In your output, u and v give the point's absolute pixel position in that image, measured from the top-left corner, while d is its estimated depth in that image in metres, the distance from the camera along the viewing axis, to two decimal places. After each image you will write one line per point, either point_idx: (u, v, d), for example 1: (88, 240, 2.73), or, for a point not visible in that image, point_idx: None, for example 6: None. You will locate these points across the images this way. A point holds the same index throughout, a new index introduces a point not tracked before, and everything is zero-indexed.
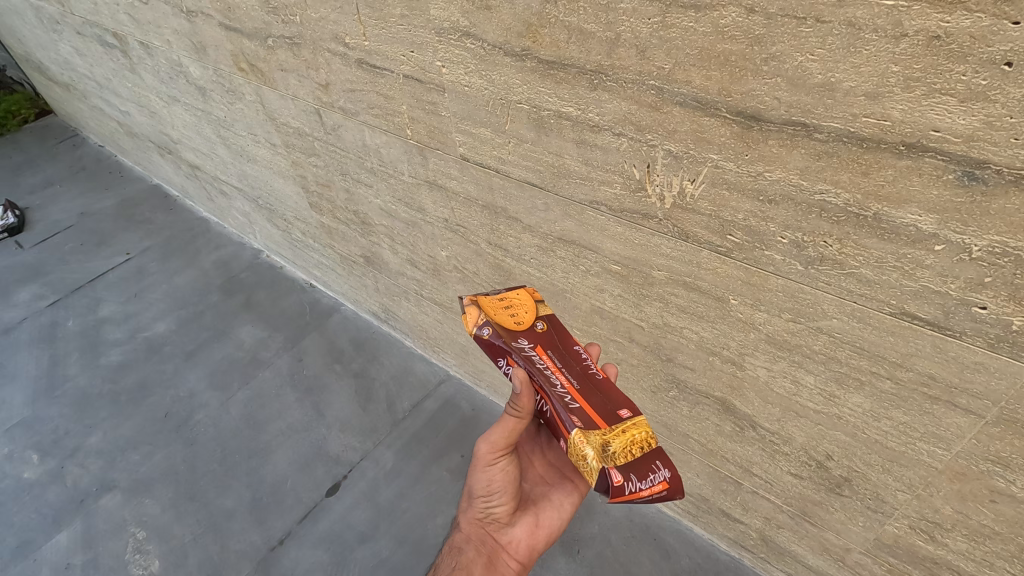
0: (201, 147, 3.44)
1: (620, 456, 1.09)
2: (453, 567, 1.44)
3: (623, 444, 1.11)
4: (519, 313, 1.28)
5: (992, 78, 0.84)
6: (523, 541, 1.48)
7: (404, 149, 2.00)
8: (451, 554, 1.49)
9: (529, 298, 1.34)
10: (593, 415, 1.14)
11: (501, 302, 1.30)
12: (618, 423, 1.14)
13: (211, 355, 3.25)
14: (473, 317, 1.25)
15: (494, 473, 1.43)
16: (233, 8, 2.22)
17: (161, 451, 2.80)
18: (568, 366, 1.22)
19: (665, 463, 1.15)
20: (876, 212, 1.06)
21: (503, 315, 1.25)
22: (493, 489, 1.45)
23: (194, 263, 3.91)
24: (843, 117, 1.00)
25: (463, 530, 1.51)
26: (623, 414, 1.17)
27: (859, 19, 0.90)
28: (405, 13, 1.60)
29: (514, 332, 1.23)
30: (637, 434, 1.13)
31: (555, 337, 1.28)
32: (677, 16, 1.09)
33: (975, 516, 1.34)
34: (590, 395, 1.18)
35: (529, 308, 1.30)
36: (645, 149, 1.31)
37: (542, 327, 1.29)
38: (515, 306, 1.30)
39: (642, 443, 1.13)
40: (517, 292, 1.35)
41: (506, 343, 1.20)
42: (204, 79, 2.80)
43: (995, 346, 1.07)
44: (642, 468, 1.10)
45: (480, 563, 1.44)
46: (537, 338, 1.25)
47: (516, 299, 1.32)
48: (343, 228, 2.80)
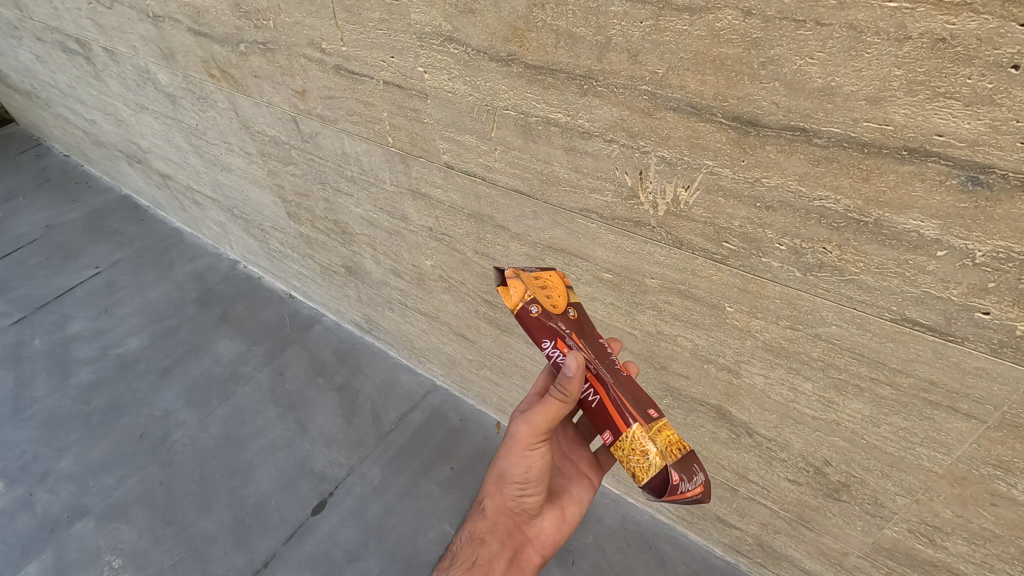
0: (173, 156, 3.32)
1: (671, 454, 1.07)
2: (477, 561, 1.32)
3: (667, 441, 1.10)
4: (555, 295, 1.17)
5: (998, 81, 0.82)
6: (548, 535, 1.43)
7: (385, 157, 1.94)
8: (472, 543, 1.36)
9: (559, 280, 1.23)
10: (640, 411, 1.11)
11: (537, 280, 1.18)
12: (659, 421, 1.12)
13: (188, 371, 3.14)
14: (515, 291, 1.13)
15: (532, 460, 1.33)
16: (202, 13, 2.13)
17: (136, 473, 2.68)
18: (604, 359, 1.17)
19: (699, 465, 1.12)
20: (877, 217, 1.04)
21: (544, 295, 1.15)
22: (528, 477, 1.36)
23: (167, 276, 3.78)
24: (843, 122, 0.97)
25: (487, 517, 1.38)
26: (656, 413, 1.14)
27: (861, 22, 0.88)
28: (385, 17, 1.54)
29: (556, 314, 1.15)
30: (675, 435, 1.12)
31: (589, 329, 1.20)
32: (671, 19, 1.06)
33: (975, 520, 1.32)
34: (630, 390, 1.14)
35: (563, 291, 1.19)
36: (637, 156, 1.28)
37: (575, 314, 1.19)
38: (553, 287, 1.19)
39: (680, 444, 1.12)
40: (547, 272, 1.23)
41: (557, 326, 1.12)
42: (173, 86, 2.70)
43: (997, 351, 1.05)
44: (686, 468, 1.08)
45: (507, 557, 1.34)
46: (574, 324, 1.17)
47: (548, 279, 1.21)
48: (323, 238, 2.72)
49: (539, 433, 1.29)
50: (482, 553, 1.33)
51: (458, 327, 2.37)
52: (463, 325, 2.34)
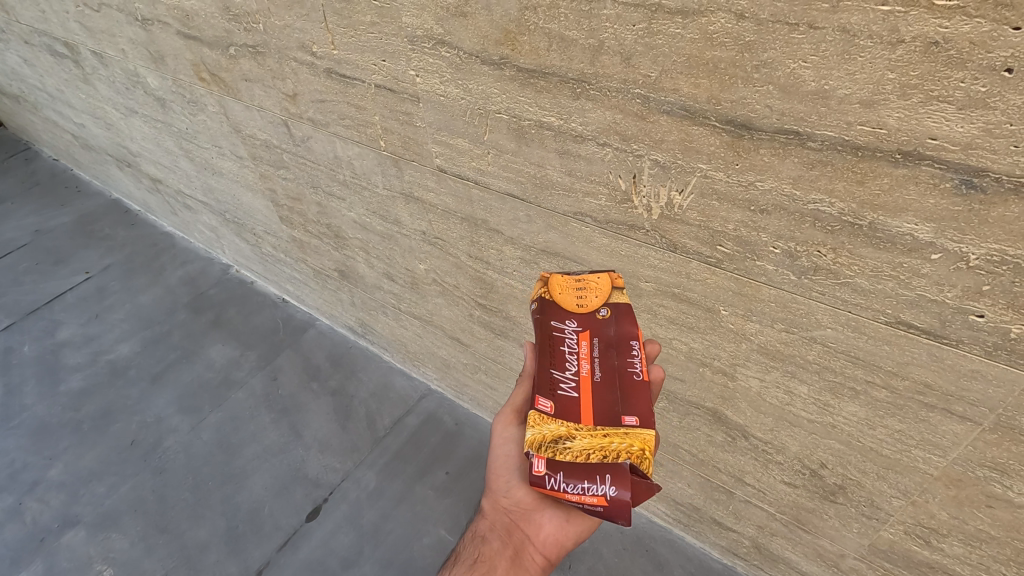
0: (163, 161, 3.29)
1: (568, 454, 1.01)
2: (478, 559, 1.33)
3: (588, 444, 1.01)
4: (587, 297, 1.22)
5: (991, 84, 0.82)
6: (551, 534, 1.27)
7: (378, 161, 1.93)
8: (477, 541, 1.37)
9: (609, 283, 1.25)
10: (583, 408, 1.07)
11: (576, 283, 1.26)
12: (607, 426, 1.04)
13: (180, 377, 3.11)
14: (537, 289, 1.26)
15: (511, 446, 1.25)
16: (191, 16, 2.11)
17: (128, 481, 2.65)
18: (603, 358, 1.13)
19: (616, 481, 0.98)
20: (872, 221, 1.03)
21: (566, 295, 1.23)
22: (510, 471, 1.29)
23: (158, 281, 3.74)
24: (837, 125, 0.97)
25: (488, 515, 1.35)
26: (625, 421, 1.04)
27: (854, 26, 0.88)
28: (376, 20, 1.53)
29: (563, 312, 1.20)
30: (614, 445, 1.01)
31: (617, 331, 1.17)
32: (663, 22, 1.05)
33: (971, 521, 1.32)
34: (604, 391, 1.09)
35: (602, 293, 1.23)
36: (631, 159, 1.27)
37: (604, 315, 1.20)
38: (589, 288, 1.24)
39: (610, 454, 1.00)
40: (600, 275, 1.28)
41: (545, 318, 1.19)
42: (163, 90, 2.67)
43: (993, 354, 1.04)
44: (588, 473, 1.00)
45: (506, 557, 1.30)
46: (588, 324, 1.18)
47: (594, 282, 1.26)
48: (316, 242, 2.70)
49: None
50: (482, 552, 1.34)
51: (453, 331, 2.36)
52: (458, 329, 2.33)
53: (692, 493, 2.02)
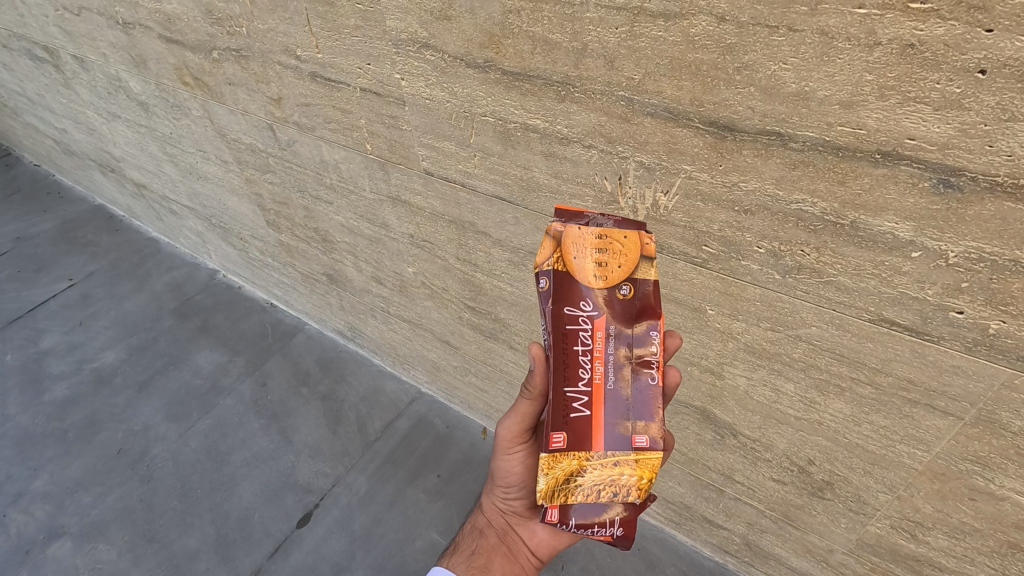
0: (147, 165, 3.26)
1: (580, 492, 1.01)
2: (475, 550, 1.37)
3: (598, 480, 1.00)
4: (607, 268, 0.99)
5: (966, 86, 0.84)
6: (546, 536, 1.30)
7: (364, 164, 1.92)
8: (476, 532, 1.41)
9: (638, 246, 1.00)
10: (595, 433, 1.00)
11: (593, 240, 1.00)
12: (617, 454, 0.99)
13: (167, 384, 3.07)
14: (547, 252, 0.99)
15: (514, 462, 1.26)
16: (173, 20, 2.09)
17: (115, 491, 2.61)
18: (618, 360, 1.01)
19: (623, 523, 1.02)
20: (853, 220, 1.05)
21: (582, 266, 0.99)
22: (511, 480, 1.30)
23: (144, 287, 3.70)
24: (818, 126, 0.98)
25: (486, 513, 1.40)
26: (635, 443, 1.00)
27: (832, 28, 0.89)
28: (360, 23, 1.52)
29: (578, 294, 0.99)
30: (624, 479, 0.99)
31: (637, 318, 1.00)
32: (646, 26, 1.06)
33: (955, 514, 1.33)
34: (615, 404, 1.00)
35: (627, 263, 0.99)
36: (617, 161, 1.28)
37: (624, 295, 1.00)
38: (610, 251, 1.00)
39: (620, 491, 1.00)
40: (628, 232, 1.01)
41: (559, 309, 0.98)
42: (146, 94, 2.64)
43: (972, 349, 1.06)
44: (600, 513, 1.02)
45: (501, 551, 1.34)
46: (605, 310, 1.00)
47: (617, 240, 1.00)
48: (304, 246, 2.68)
49: (514, 433, 1.21)
50: (481, 543, 1.37)
51: (442, 333, 2.36)
52: (447, 332, 2.32)
53: (683, 491, 2.02)
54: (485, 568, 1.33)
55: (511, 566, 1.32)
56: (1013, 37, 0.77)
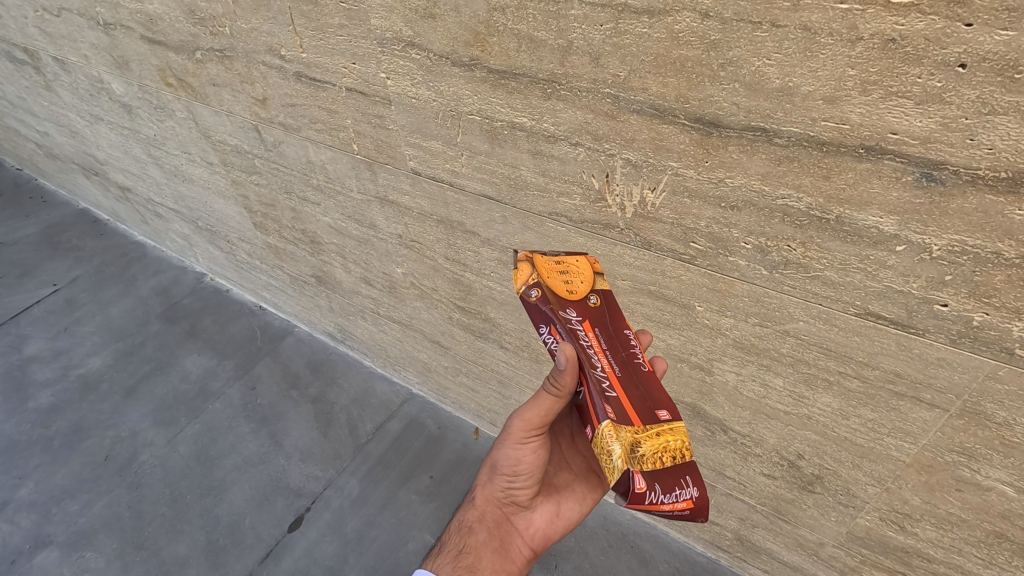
0: (131, 168, 3.22)
1: (648, 462, 0.91)
2: (462, 548, 1.34)
3: (655, 448, 0.92)
4: (574, 282, 1.08)
5: (946, 80, 0.84)
6: (540, 529, 1.35)
7: (351, 165, 1.91)
8: (463, 530, 1.37)
9: (588, 267, 1.13)
10: (631, 409, 0.95)
11: (556, 265, 1.10)
12: (655, 424, 0.95)
13: (155, 389, 3.04)
14: (523, 276, 1.06)
15: (525, 453, 1.26)
16: (155, 20, 2.07)
17: (102, 498, 2.57)
18: (613, 351, 1.02)
19: (696, 481, 0.94)
20: (838, 215, 1.05)
21: (555, 280, 1.06)
22: (518, 470, 1.30)
23: (130, 291, 3.66)
24: (802, 121, 0.99)
25: (477, 506, 1.38)
26: (662, 416, 0.97)
27: (815, 23, 0.89)
28: (344, 22, 1.51)
29: (564, 301, 1.04)
30: (673, 443, 0.94)
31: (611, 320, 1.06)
32: (630, 22, 1.06)
33: (942, 505, 1.35)
34: (629, 386, 0.99)
35: (587, 278, 1.09)
36: (604, 159, 1.28)
37: (596, 302, 1.07)
38: (571, 272, 1.10)
39: (676, 453, 0.94)
40: (579, 259, 1.15)
41: (556, 310, 1.00)
42: (128, 96, 2.61)
43: (957, 342, 1.07)
44: (673, 478, 0.92)
45: (491, 547, 1.32)
46: (588, 313, 1.04)
47: (574, 266, 1.12)
48: (291, 248, 2.66)
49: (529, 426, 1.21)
50: (469, 539, 1.35)
51: (433, 333, 2.34)
52: (438, 332, 2.31)
53: None
54: (473, 565, 1.30)
55: (501, 562, 1.32)
56: (993, 30, 0.78)
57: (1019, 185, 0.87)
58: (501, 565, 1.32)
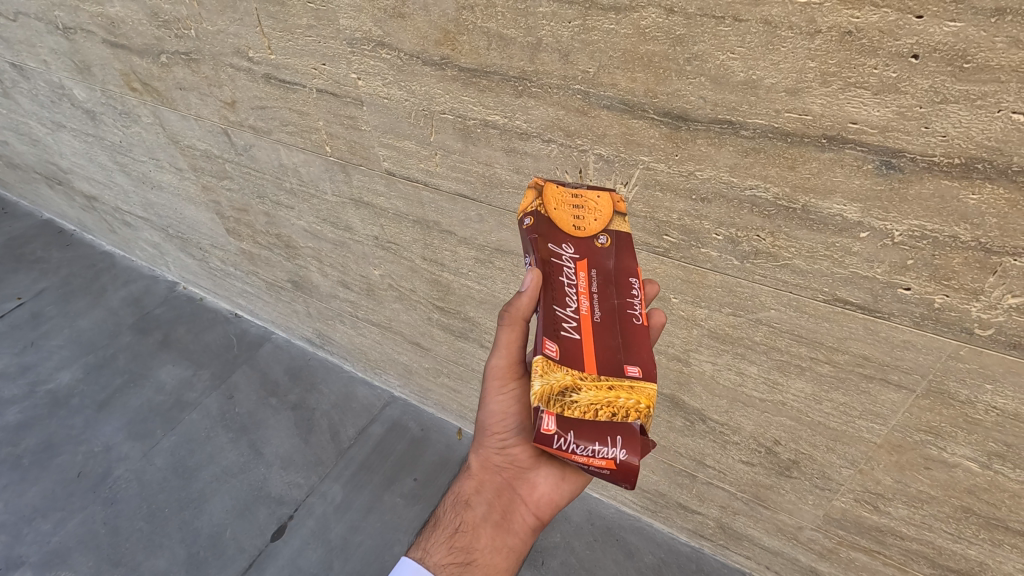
0: (97, 176, 3.13)
1: (576, 409, 0.92)
2: (459, 525, 1.26)
3: (592, 398, 0.92)
4: (587, 219, 1.07)
5: (901, 70, 0.87)
6: (544, 495, 1.21)
7: (325, 167, 1.89)
8: (459, 505, 1.28)
9: (610, 205, 1.10)
10: (587, 354, 0.96)
11: (573, 198, 1.09)
12: (611, 378, 0.95)
13: (128, 402, 2.96)
14: (529, 200, 1.07)
15: (508, 403, 1.16)
16: (118, 23, 2.02)
17: (76, 516, 2.50)
18: (601, 297, 1.02)
19: (626, 443, 0.93)
20: (804, 204, 1.08)
21: (563, 212, 1.07)
22: (507, 425, 1.18)
23: (99, 303, 3.56)
24: (766, 113, 1.01)
25: (472, 478, 1.27)
26: (627, 372, 0.96)
27: (775, 18, 0.92)
28: (313, 23, 1.50)
29: (558, 235, 1.04)
30: (622, 402, 0.93)
31: (616, 263, 1.05)
32: (598, 18, 1.08)
33: (913, 484, 1.39)
34: (605, 334, 0.99)
35: (602, 217, 1.07)
36: (576, 155, 1.29)
37: (602, 243, 1.06)
38: (588, 208, 1.08)
39: (619, 412, 0.93)
40: (600, 195, 1.12)
41: (542, 243, 1.01)
42: (91, 101, 2.55)
43: (921, 324, 1.11)
44: (599, 433, 0.94)
45: (491, 523, 1.24)
46: (586, 253, 1.04)
47: (594, 201, 1.10)
48: (266, 253, 2.62)
49: (504, 369, 1.14)
50: (463, 517, 1.27)
51: (412, 335, 2.34)
52: (417, 333, 2.30)
53: (657, 479, 2.06)
54: (472, 545, 1.23)
55: (503, 537, 1.24)
56: (941, 22, 0.81)
57: (972, 171, 0.90)
58: (503, 541, 1.23)
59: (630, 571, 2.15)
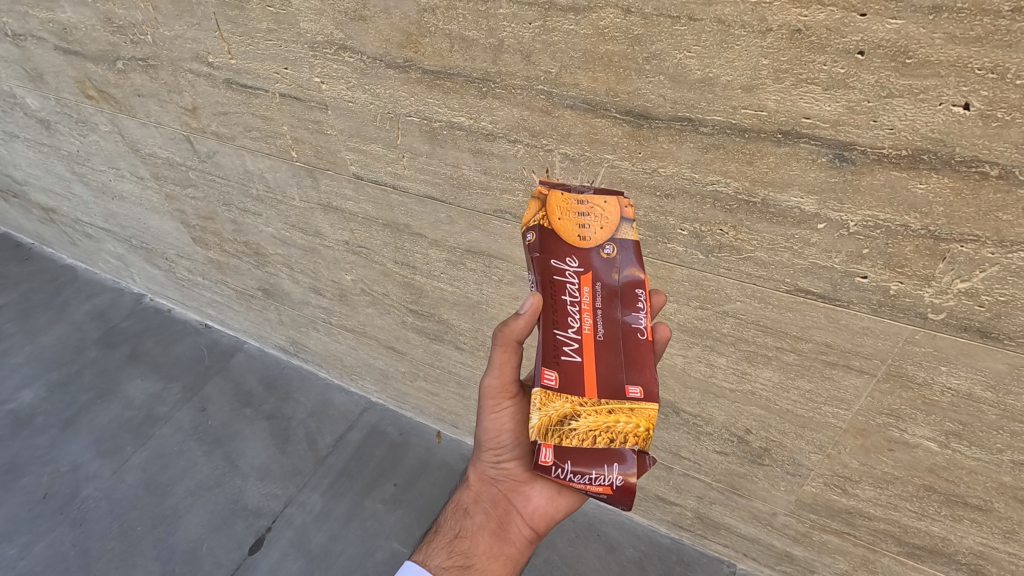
0: (55, 187, 3.04)
1: (575, 437, 0.96)
2: (458, 532, 1.27)
3: (591, 426, 0.95)
4: (592, 226, 1.01)
5: (848, 66, 0.90)
6: (540, 508, 1.21)
7: (291, 173, 1.87)
8: (458, 514, 1.30)
9: (617, 210, 1.03)
10: (587, 376, 0.97)
11: (579, 203, 1.03)
12: (611, 401, 0.96)
13: (96, 419, 2.87)
14: (533, 211, 1.03)
15: (503, 419, 1.18)
16: (70, 30, 1.96)
17: (43, 539, 2.42)
18: (606, 312, 1.00)
19: (622, 470, 0.96)
20: (763, 197, 1.11)
21: (567, 222, 1.01)
22: (503, 441, 1.20)
23: (62, 318, 3.45)
24: (724, 110, 1.04)
25: (471, 488, 1.29)
26: (629, 393, 0.97)
27: (728, 16, 0.94)
28: (273, 27, 1.49)
29: (562, 248, 1.00)
30: (620, 427, 0.95)
31: (622, 274, 1.00)
32: (558, 19, 1.09)
33: (877, 465, 1.43)
34: (606, 352, 0.98)
35: (609, 224, 1.02)
36: (542, 154, 1.30)
37: (608, 253, 1.01)
38: (595, 214, 1.02)
39: (618, 437, 0.95)
40: (607, 198, 1.05)
41: (542, 261, 0.99)
42: (46, 110, 2.47)
43: (878, 311, 1.15)
44: (594, 460, 0.97)
45: (488, 531, 1.24)
46: (590, 265, 1.00)
47: (602, 204, 1.03)
48: (234, 261, 2.58)
49: (498, 388, 1.17)
50: (463, 524, 1.27)
51: (387, 340, 2.32)
52: (392, 338, 2.29)
53: None
54: (472, 550, 1.23)
55: (500, 546, 1.23)
56: (884, 20, 0.85)
57: (919, 162, 0.94)
58: (500, 548, 1.23)
59: (613, 566, 2.17)
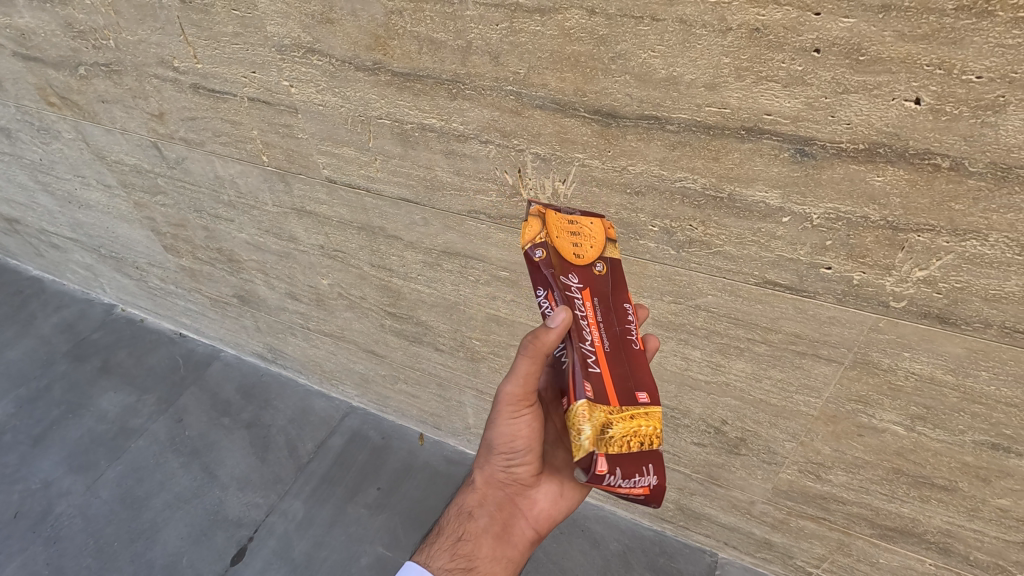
0: (17, 198, 2.95)
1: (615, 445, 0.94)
2: (462, 535, 1.26)
3: (625, 432, 0.95)
4: (584, 246, 1.04)
5: (805, 64, 0.93)
6: (543, 509, 1.25)
7: (263, 177, 1.85)
8: (462, 516, 1.28)
9: (602, 231, 1.07)
10: (609, 387, 0.97)
11: (569, 225, 1.05)
12: (631, 407, 0.98)
13: (67, 434, 2.80)
14: (531, 229, 1.01)
15: (521, 426, 1.15)
16: (29, 35, 1.91)
17: (15, 559, 2.35)
18: (607, 325, 1.02)
19: (657, 469, 0.97)
20: (729, 192, 1.13)
21: (563, 240, 1.02)
22: (516, 446, 1.19)
23: (29, 332, 3.35)
24: (689, 108, 1.06)
25: (477, 490, 1.26)
26: (641, 399, 0.99)
27: (689, 16, 0.96)
28: (239, 31, 1.47)
29: (566, 265, 1.01)
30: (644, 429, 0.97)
31: (613, 290, 1.05)
32: (524, 21, 1.10)
33: (848, 451, 1.47)
34: (616, 364, 1.00)
35: (598, 243, 1.05)
36: (514, 154, 1.31)
37: (600, 271, 1.04)
38: (583, 235, 1.05)
39: (646, 439, 0.97)
40: (591, 220, 1.09)
41: (556, 276, 0.98)
42: (6, 118, 2.40)
43: (843, 300, 1.18)
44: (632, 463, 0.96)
45: (492, 534, 1.24)
46: (589, 281, 1.02)
47: (588, 226, 1.07)
48: (208, 268, 2.53)
49: (517, 396, 1.11)
50: (467, 527, 1.26)
51: (366, 343, 2.31)
52: (371, 341, 2.28)
53: None
54: (475, 553, 1.23)
55: (503, 548, 1.24)
56: (837, 18, 0.87)
57: (876, 155, 0.97)
58: (502, 551, 1.24)
59: (598, 560, 2.19)
